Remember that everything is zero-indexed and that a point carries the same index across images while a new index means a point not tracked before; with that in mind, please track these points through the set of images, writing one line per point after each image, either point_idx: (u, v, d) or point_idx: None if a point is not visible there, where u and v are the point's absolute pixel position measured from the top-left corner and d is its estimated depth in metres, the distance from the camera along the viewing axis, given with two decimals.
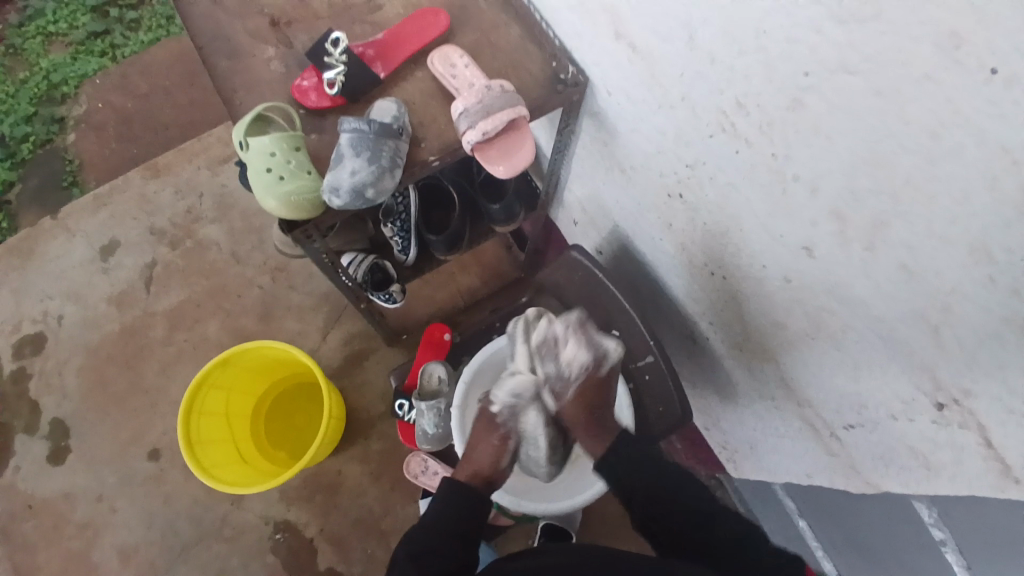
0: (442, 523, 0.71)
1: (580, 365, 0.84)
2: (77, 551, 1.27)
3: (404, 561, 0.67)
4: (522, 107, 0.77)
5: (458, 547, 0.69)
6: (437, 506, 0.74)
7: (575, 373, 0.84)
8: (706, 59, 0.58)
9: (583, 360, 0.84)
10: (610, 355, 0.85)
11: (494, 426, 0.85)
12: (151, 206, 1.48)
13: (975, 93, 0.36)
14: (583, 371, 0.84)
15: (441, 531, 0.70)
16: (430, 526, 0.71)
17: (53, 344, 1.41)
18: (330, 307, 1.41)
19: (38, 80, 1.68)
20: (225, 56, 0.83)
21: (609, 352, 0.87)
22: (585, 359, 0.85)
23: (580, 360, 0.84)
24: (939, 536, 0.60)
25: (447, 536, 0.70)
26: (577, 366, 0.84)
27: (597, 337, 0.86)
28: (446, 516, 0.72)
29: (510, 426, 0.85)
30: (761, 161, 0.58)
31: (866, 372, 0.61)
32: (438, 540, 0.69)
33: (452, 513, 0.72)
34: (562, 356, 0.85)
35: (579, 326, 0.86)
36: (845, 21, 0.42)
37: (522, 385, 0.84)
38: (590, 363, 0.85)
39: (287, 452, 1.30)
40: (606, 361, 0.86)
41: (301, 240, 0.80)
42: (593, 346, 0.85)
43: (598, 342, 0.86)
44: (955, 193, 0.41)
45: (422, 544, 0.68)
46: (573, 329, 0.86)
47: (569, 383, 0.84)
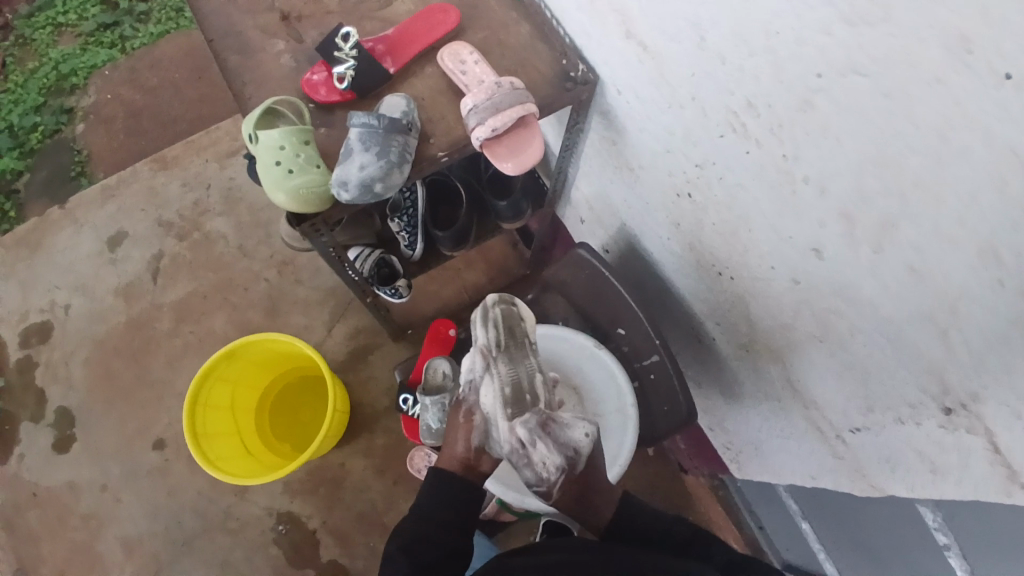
0: (434, 513, 0.73)
1: (557, 469, 0.75)
2: (81, 540, 1.28)
3: (396, 552, 0.69)
4: (531, 104, 0.77)
5: (450, 537, 0.71)
6: (428, 496, 0.76)
7: (554, 478, 0.76)
8: (715, 59, 0.58)
9: (557, 462, 0.75)
10: (583, 453, 0.76)
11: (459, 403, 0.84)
12: (159, 199, 1.49)
13: (984, 95, 0.36)
14: (560, 474, 0.75)
15: (430, 519, 0.72)
16: (422, 515, 0.73)
17: (60, 335, 1.41)
18: (335, 302, 1.41)
19: (48, 71, 1.69)
20: (235, 50, 0.84)
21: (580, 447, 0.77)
22: (559, 461, 0.75)
23: (554, 466, 0.75)
24: (944, 540, 0.62)
25: (439, 526, 0.72)
26: (550, 469, 0.75)
27: (565, 434, 0.77)
28: (436, 505, 0.74)
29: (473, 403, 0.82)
30: (770, 161, 0.58)
31: (874, 374, 0.61)
32: (431, 531, 0.71)
33: (443, 502, 0.75)
34: (534, 465, 0.76)
35: (542, 431, 0.76)
36: (855, 22, 0.42)
37: (473, 356, 0.82)
38: (565, 462, 0.76)
39: (291, 446, 1.31)
40: (581, 458, 0.77)
41: (309, 234, 0.81)
42: (563, 447, 0.76)
43: (565, 439, 0.77)
44: (964, 196, 0.41)
45: (412, 533, 0.71)
46: (535, 434, 0.75)
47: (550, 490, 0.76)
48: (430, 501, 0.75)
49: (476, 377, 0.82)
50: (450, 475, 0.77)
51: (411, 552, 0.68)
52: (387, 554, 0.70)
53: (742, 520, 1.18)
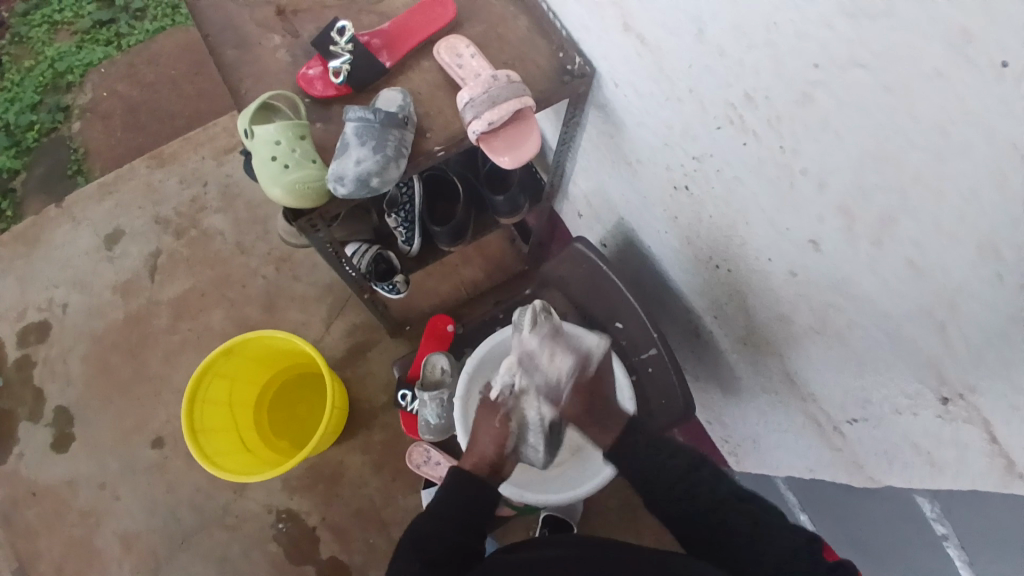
0: (446, 510, 0.71)
1: (568, 371, 0.81)
2: (80, 537, 1.28)
3: (407, 550, 0.68)
4: (528, 98, 0.76)
5: (461, 534, 0.69)
6: (442, 493, 0.73)
7: (564, 382, 0.81)
8: (715, 52, 0.57)
9: (567, 365, 0.82)
10: (593, 354, 0.83)
11: (493, 406, 0.83)
12: (156, 196, 1.49)
13: (985, 90, 0.36)
14: (569, 376, 0.81)
15: (444, 519, 0.70)
16: (433, 513, 0.71)
17: (58, 332, 1.41)
18: (333, 299, 1.41)
19: (44, 68, 1.68)
20: (232, 45, 0.83)
21: (590, 350, 0.85)
22: (569, 363, 0.82)
23: (564, 364, 0.82)
24: (941, 530, 0.62)
25: (450, 523, 0.70)
26: (563, 368, 0.81)
27: (573, 341, 0.85)
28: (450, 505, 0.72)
29: (509, 407, 0.82)
30: (769, 155, 0.58)
31: (871, 366, 0.61)
32: (442, 528, 0.69)
33: (458, 502, 0.72)
34: (544, 366, 0.82)
35: (553, 336, 0.84)
36: (855, 15, 0.42)
37: (513, 360, 0.84)
38: (576, 366, 0.83)
39: (290, 442, 1.31)
40: (592, 359, 0.84)
41: (305, 229, 0.80)
42: (572, 349, 0.84)
43: (576, 344, 0.85)
44: (964, 190, 0.41)
45: (425, 532, 0.69)
46: (546, 340, 0.83)
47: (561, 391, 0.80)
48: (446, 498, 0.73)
49: (516, 379, 0.83)
50: (469, 476, 0.74)
51: (421, 551, 0.67)
52: (398, 551, 0.69)
53: None
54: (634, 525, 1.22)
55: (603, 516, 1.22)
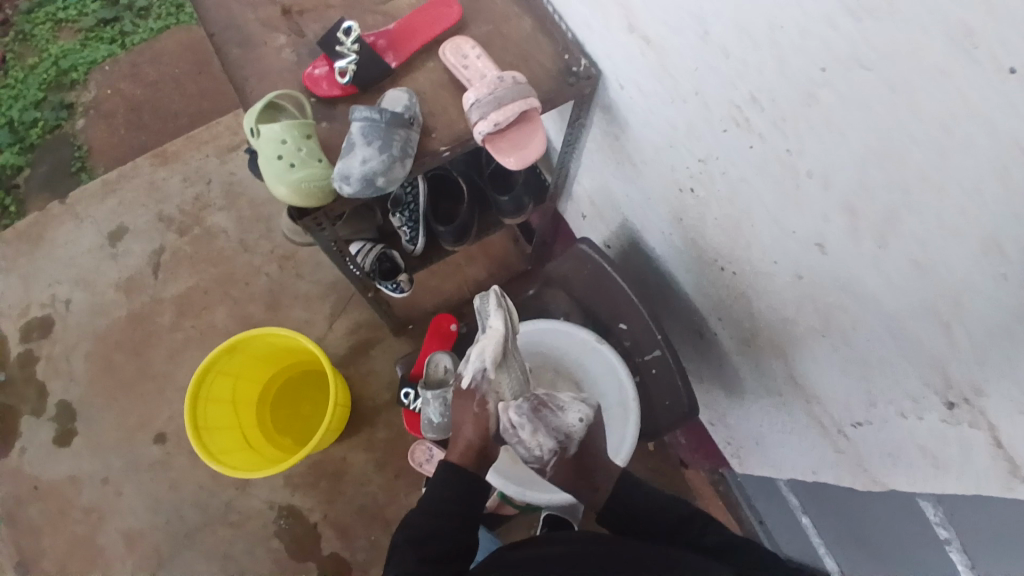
0: (441, 506, 0.71)
1: (550, 450, 0.77)
2: (83, 533, 1.29)
3: (404, 546, 0.67)
4: (534, 98, 0.76)
5: (457, 531, 0.70)
6: (434, 488, 0.74)
7: (547, 458, 0.78)
8: (718, 52, 0.57)
9: (551, 444, 0.77)
10: (575, 436, 0.78)
11: (469, 394, 0.80)
12: (160, 194, 1.49)
13: (988, 87, 0.36)
14: (553, 455, 0.77)
15: (440, 514, 0.71)
16: (429, 508, 0.71)
17: (62, 329, 1.42)
18: (337, 297, 1.42)
19: (47, 66, 1.69)
20: (236, 44, 0.83)
21: (572, 429, 0.79)
22: (551, 444, 0.77)
23: (548, 448, 0.77)
24: (944, 535, 0.62)
25: (447, 519, 0.71)
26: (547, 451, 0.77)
27: (557, 418, 0.79)
28: (444, 499, 0.72)
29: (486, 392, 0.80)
30: (774, 156, 0.58)
31: (876, 368, 0.61)
32: (437, 524, 0.70)
33: (451, 497, 0.72)
34: (528, 444, 0.77)
35: (534, 414, 0.77)
36: (860, 14, 0.42)
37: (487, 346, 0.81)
38: (561, 443, 0.78)
39: (292, 440, 1.31)
40: (573, 441, 0.79)
41: (311, 228, 0.81)
42: (556, 430, 0.78)
43: (559, 424, 0.79)
44: (968, 187, 0.41)
45: (422, 528, 0.69)
46: (526, 418, 0.76)
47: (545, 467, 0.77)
48: (437, 491, 0.73)
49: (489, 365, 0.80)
50: (458, 470, 0.74)
51: (421, 546, 0.67)
52: (393, 547, 0.68)
53: (741, 515, 1.20)
54: None
55: None
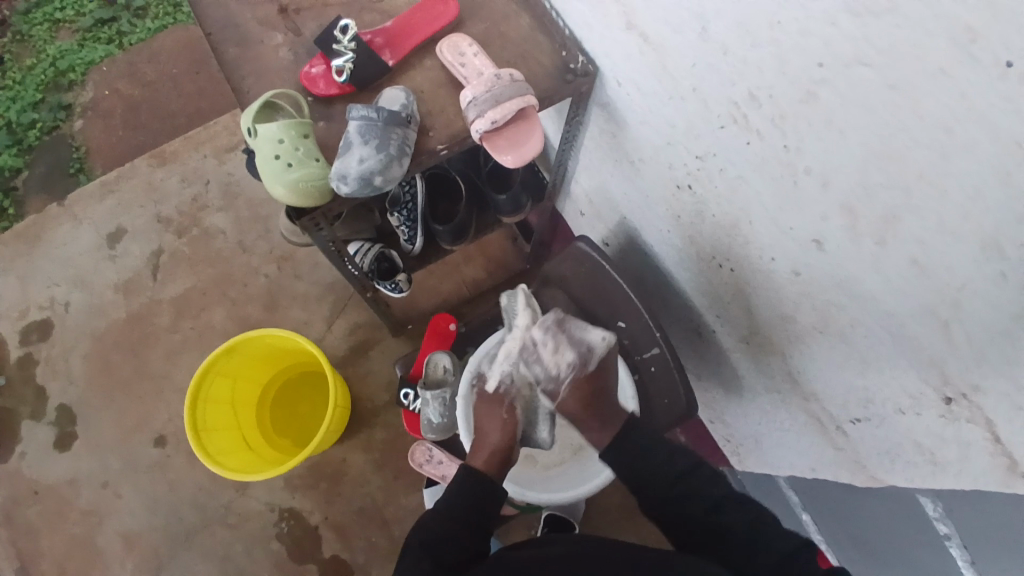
0: (454, 510, 0.71)
1: (568, 365, 0.84)
2: (82, 535, 1.29)
3: (417, 550, 0.67)
4: (531, 96, 0.76)
5: (469, 535, 0.70)
6: (451, 493, 0.74)
7: (564, 373, 0.84)
8: (718, 51, 0.57)
9: (570, 359, 0.84)
10: (594, 349, 0.84)
11: (497, 398, 0.87)
12: (158, 194, 1.49)
13: (990, 87, 0.36)
14: (570, 369, 0.83)
15: (452, 518, 0.70)
16: (443, 513, 0.71)
17: (60, 331, 1.41)
18: (335, 297, 1.41)
19: (45, 67, 1.68)
20: (234, 43, 0.83)
21: (594, 345, 0.85)
22: (571, 358, 0.84)
23: (567, 360, 0.84)
24: (944, 530, 0.61)
25: (460, 524, 0.70)
26: (565, 364, 0.84)
27: (579, 333, 0.86)
28: (459, 505, 0.72)
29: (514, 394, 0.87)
30: (773, 154, 0.57)
31: (874, 366, 0.61)
32: (450, 528, 0.69)
33: (468, 502, 0.72)
34: (546, 360, 0.85)
35: (556, 327, 0.86)
36: (861, 13, 0.42)
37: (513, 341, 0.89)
38: (580, 360, 0.84)
39: (291, 440, 1.31)
40: (593, 356, 0.85)
41: (308, 228, 0.80)
42: (576, 342, 0.85)
43: (580, 337, 0.86)
44: (969, 188, 0.41)
45: (434, 532, 0.69)
46: (548, 331, 0.86)
47: (560, 383, 0.83)
48: (454, 497, 0.73)
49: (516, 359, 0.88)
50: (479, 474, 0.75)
51: (432, 551, 0.67)
52: (407, 549, 0.68)
53: None
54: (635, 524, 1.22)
55: (604, 515, 1.22)
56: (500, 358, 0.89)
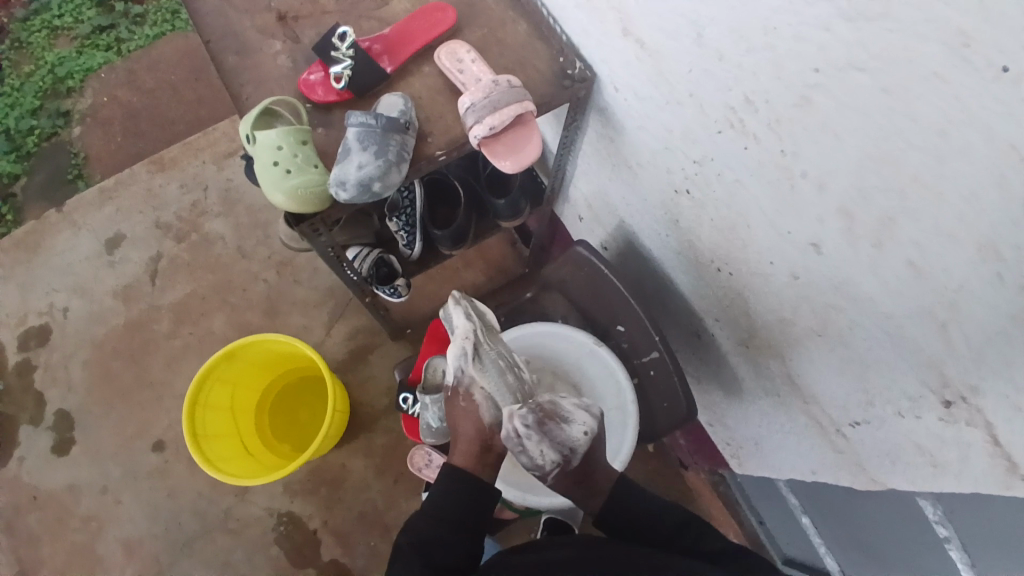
0: (444, 511, 0.73)
1: (552, 463, 0.78)
2: (81, 543, 1.28)
3: (410, 552, 0.68)
4: (529, 102, 0.76)
5: (462, 537, 0.72)
6: (440, 494, 0.76)
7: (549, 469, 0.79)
8: (714, 56, 0.58)
9: (554, 456, 0.78)
10: (579, 451, 0.78)
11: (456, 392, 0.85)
12: (157, 201, 1.49)
13: (984, 90, 0.36)
14: (555, 468, 0.78)
15: (443, 519, 0.72)
16: (433, 513, 0.73)
17: (59, 337, 1.41)
18: (335, 302, 1.42)
19: (44, 74, 1.69)
20: (233, 51, 0.84)
21: (578, 443, 0.80)
22: (555, 457, 0.78)
23: (551, 460, 0.78)
24: (943, 533, 0.62)
25: (452, 525, 0.72)
26: (550, 463, 0.78)
27: (563, 432, 0.79)
28: (447, 506, 0.74)
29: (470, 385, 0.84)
30: (769, 158, 0.58)
31: (874, 370, 0.61)
32: (443, 529, 0.71)
33: (457, 501, 0.75)
34: (532, 453, 0.78)
35: (538, 424, 0.78)
36: (855, 18, 0.42)
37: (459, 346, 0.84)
38: (567, 455, 0.79)
39: (291, 446, 1.30)
40: (577, 455, 0.79)
41: (307, 234, 0.81)
42: (561, 444, 0.78)
43: (564, 437, 0.79)
44: (964, 191, 0.41)
45: (426, 533, 0.70)
46: (532, 427, 0.78)
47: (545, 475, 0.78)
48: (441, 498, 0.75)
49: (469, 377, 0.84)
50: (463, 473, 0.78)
51: (426, 551, 0.68)
52: (398, 550, 0.69)
53: (741, 515, 1.21)
54: None
55: None
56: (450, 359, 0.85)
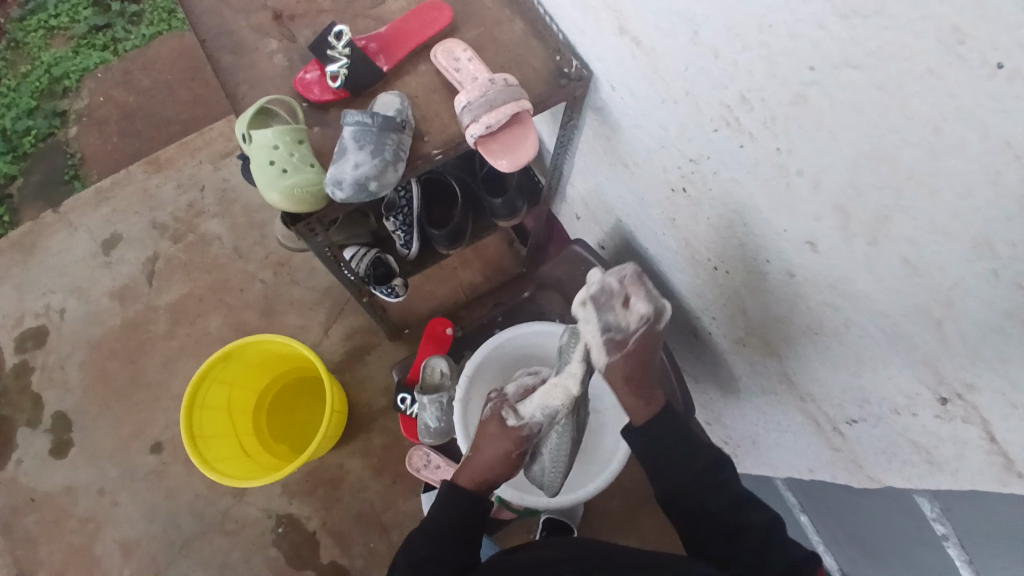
0: (440, 526, 0.72)
1: (640, 317, 0.78)
2: (79, 545, 1.28)
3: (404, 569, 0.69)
4: (525, 101, 0.76)
5: (455, 549, 0.70)
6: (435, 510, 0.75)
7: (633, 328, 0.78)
8: (709, 53, 0.58)
9: (643, 313, 0.78)
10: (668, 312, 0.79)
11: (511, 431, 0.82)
12: (153, 201, 1.48)
13: (979, 87, 0.36)
14: (642, 323, 0.78)
15: (439, 536, 0.71)
16: (428, 531, 0.72)
17: (55, 338, 1.41)
18: (332, 302, 1.41)
19: (40, 74, 1.68)
20: (228, 50, 0.84)
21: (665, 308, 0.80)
22: (644, 310, 0.78)
23: (640, 313, 0.78)
24: (941, 530, 0.62)
25: (446, 540, 0.71)
26: (636, 318, 0.78)
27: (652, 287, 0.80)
28: (447, 523, 0.73)
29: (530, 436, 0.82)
30: (765, 156, 0.58)
31: (869, 367, 0.61)
32: (438, 546, 0.70)
33: (452, 516, 0.73)
34: (618, 313, 0.78)
35: (634, 278, 0.79)
36: (848, 14, 0.42)
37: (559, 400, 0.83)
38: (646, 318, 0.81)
39: (289, 447, 1.30)
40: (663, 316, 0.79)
41: (304, 233, 0.81)
42: (653, 298, 0.79)
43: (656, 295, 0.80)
44: (959, 187, 0.41)
45: (422, 553, 0.70)
46: (627, 280, 0.79)
47: (630, 336, 0.77)
48: (438, 512, 0.74)
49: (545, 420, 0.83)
50: (460, 495, 0.75)
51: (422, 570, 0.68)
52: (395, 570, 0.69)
53: None
54: (634, 526, 1.22)
55: (604, 517, 1.23)
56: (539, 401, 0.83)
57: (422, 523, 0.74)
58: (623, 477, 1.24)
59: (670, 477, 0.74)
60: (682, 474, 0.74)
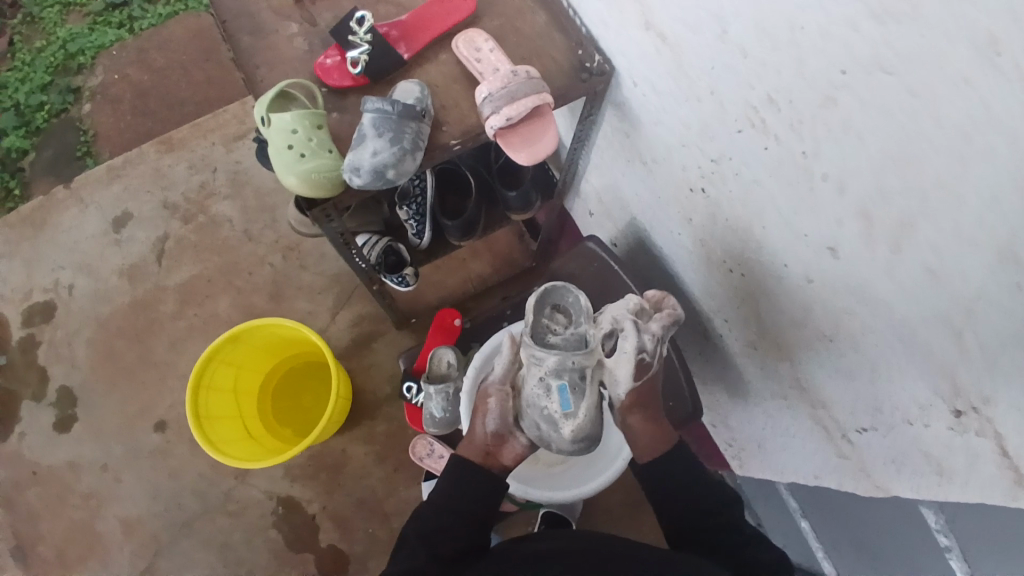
0: (452, 502, 0.72)
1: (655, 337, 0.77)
2: (81, 520, 1.29)
3: (416, 543, 0.69)
4: (547, 94, 0.76)
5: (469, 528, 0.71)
6: (445, 483, 0.74)
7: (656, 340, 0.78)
8: (737, 52, 0.57)
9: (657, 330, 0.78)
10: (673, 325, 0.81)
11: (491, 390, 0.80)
12: (165, 180, 1.48)
13: (1011, 97, 0.36)
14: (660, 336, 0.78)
15: (451, 510, 0.71)
16: (439, 505, 0.72)
17: (63, 314, 1.41)
18: (341, 288, 1.41)
19: (55, 49, 1.68)
20: (247, 31, 0.83)
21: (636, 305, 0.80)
22: (657, 329, 0.78)
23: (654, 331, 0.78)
24: (945, 542, 0.63)
25: (457, 516, 0.71)
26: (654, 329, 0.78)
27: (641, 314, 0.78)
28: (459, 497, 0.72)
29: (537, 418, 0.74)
30: (789, 157, 0.57)
31: (883, 375, 0.61)
32: (450, 520, 0.70)
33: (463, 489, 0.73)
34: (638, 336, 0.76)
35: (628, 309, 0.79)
36: (883, 17, 0.42)
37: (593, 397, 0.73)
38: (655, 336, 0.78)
39: (293, 431, 1.31)
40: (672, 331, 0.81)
41: (319, 219, 0.80)
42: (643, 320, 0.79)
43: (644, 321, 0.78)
44: (986, 197, 0.41)
45: (430, 523, 0.70)
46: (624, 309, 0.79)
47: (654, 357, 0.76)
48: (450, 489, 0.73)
49: (584, 417, 0.73)
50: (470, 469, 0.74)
51: (431, 543, 0.68)
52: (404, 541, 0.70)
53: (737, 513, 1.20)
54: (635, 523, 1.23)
55: (606, 514, 1.23)
56: (583, 401, 0.73)
57: (430, 495, 0.74)
58: (623, 473, 1.25)
59: (676, 506, 0.73)
60: (694, 508, 0.72)
